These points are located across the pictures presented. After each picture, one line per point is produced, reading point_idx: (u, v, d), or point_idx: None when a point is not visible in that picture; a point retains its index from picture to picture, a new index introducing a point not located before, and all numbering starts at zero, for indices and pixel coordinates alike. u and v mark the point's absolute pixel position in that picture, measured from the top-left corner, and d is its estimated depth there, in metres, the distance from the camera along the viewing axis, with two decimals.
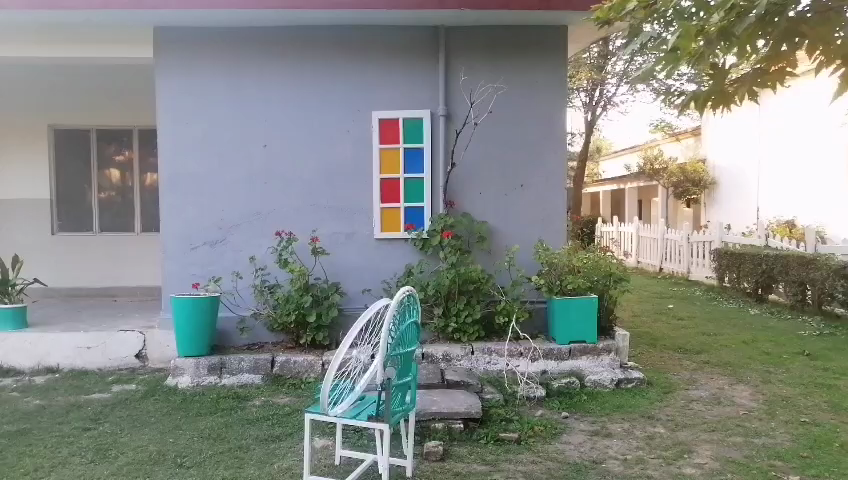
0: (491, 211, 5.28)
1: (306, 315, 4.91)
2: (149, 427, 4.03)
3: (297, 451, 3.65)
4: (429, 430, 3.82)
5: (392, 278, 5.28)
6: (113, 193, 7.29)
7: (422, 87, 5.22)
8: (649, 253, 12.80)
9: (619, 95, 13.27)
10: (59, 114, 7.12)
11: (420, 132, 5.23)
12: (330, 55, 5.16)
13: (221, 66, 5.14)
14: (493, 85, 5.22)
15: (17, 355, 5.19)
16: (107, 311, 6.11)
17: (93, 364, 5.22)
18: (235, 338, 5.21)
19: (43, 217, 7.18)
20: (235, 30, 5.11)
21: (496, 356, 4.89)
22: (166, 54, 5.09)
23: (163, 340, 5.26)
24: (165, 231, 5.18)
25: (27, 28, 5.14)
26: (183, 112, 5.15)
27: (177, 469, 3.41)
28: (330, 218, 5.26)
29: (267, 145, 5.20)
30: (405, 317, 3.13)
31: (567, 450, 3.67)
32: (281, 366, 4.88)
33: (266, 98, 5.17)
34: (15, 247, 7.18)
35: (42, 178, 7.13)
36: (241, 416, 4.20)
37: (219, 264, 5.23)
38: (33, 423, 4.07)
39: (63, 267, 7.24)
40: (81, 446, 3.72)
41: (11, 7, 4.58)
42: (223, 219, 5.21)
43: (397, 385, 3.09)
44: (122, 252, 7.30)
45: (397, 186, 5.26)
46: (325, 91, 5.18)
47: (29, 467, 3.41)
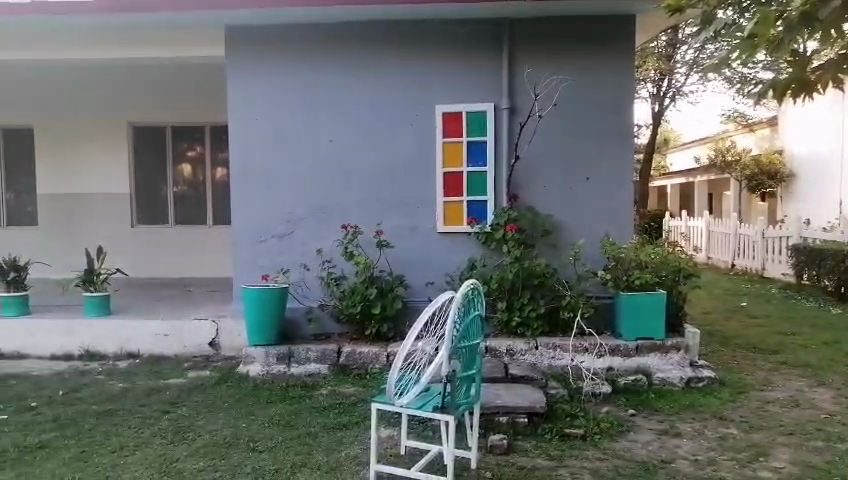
0: (556, 204, 5.22)
1: (371, 307, 5.00)
2: (224, 411, 4.20)
3: (363, 440, 3.73)
4: (493, 424, 3.83)
5: (455, 271, 5.30)
6: (186, 187, 7.61)
7: (486, 80, 5.20)
8: (720, 249, 12.37)
9: (689, 85, 12.86)
10: (137, 112, 7.45)
11: (484, 125, 5.22)
12: (394, 50, 5.21)
13: (288, 63, 5.26)
14: (558, 76, 5.15)
15: (102, 340, 5.51)
16: (183, 300, 6.39)
17: (170, 351, 5.48)
18: (302, 328, 5.34)
19: (124, 210, 7.57)
20: (299, 27, 5.23)
21: (561, 351, 4.85)
22: (238, 52, 5.27)
23: (234, 329, 5.45)
24: (236, 225, 5.37)
25: (107, 32, 5.42)
26: (252, 108, 5.31)
27: (251, 453, 3.54)
28: (394, 212, 5.32)
29: (333, 140, 5.30)
30: (470, 310, 3.15)
31: (634, 449, 3.61)
32: (346, 357, 4.98)
33: (332, 94, 5.27)
34: (98, 239, 7.61)
35: (122, 173, 7.52)
36: (309, 404, 4.32)
37: (287, 256, 5.38)
38: (118, 404, 4.31)
39: (142, 258, 7.63)
40: (161, 427, 3.92)
41: (93, 11, 4.84)
42: (290, 212, 5.35)
43: (462, 377, 3.12)
44: (196, 244, 7.61)
45: (460, 180, 5.27)
46: (388, 86, 5.24)
47: (116, 445, 3.63)
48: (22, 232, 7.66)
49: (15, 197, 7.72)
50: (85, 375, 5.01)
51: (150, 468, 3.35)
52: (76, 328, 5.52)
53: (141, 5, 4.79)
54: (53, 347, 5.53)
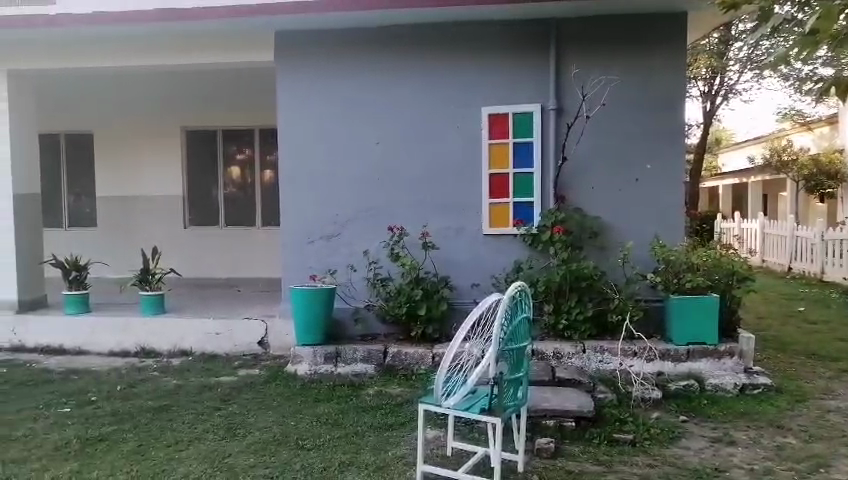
0: (604, 206, 5.15)
1: (416, 308, 5.03)
2: (273, 409, 4.29)
3: (410, 440, 3.75)
4: (540, 427, 3.81)
5: (501, 273, 5.27)
6: (236, 189, 7.79)
7: (533, 81, 5.16)
8: (775, 252, 11.96)
9: (743, 83, 12.52)
10: (190, 116, 7.68)
11: (531, 126, 5.19)
12: (441, 52, 5.22)
13: (333, 68, 5.34)
14: (606, 76, 5.08)
15: (156, 338, 5.69)
16: (233, 300, 6.55)
17: (221, 349, 5.62)
18: (349, 328, 5.40)
19: (177, 211, 7.80)
20: (346, 32, 5.30)
21: (609, 355, 4.78)
22: (287, 57, 5.37)
23: (283, 328, 5.56)
24: (285, 227, 5.47)
25: (162, 41, 5.61)
26: (300, 111, 5.41)
27: (299, 451, 3.60)
28: (441, 213, 5.33)
29: (379, 143, 5.35)
30: (518, 312, 3.13)
31: (686, 456, 3.52)
32: (392, 357, 5.02)
33: (377, 97, 5.32)
34: (153, 240, 7.86)
35: (176, 176, 7.76)
36: (356, 403, 4.37)
37: (335, 258, 5.45)
38: (173, 400, 4.45)
39: (194, 259, 7.84)
40: (213, 424, 4.02)
41: (148, 20, 5.02)
42: (337, 214, 5.42)
43: (510, 380, 3.11)
44: (246, 245, 7.78)
45: (506, 181, 5.24)
46: (434, 88, 5.26)
47: (171, 440, 3.74)
48: (82, 233, 7.98)
49: (77, 199, 8.05)
50: (141, 371, 5.18)
51: (203, 463, 3.44)
52: (132, 326, 5.72)
53: (193, 13, 4.94)
54: (111, 344, 5.75)
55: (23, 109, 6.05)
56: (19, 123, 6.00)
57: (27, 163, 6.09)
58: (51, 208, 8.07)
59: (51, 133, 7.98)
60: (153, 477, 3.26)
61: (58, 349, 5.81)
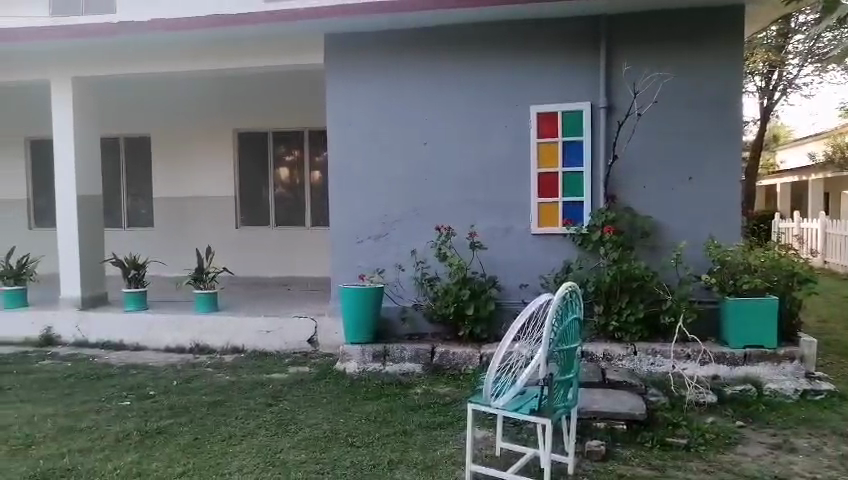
0: (656, 205, 5.04)
1: (464, 307, 5.03)
2: (323, 407, 4.35)
3: (458, 439, 3.75)
4: (590, 429, 3.75)
5: (550, 273, 5.22)
6: (286, 190, 7.95)
7: (582, 78, 5.09)
8: (839, 253, 11.45)
9: (803, 77, 12.05)
10: (242, 119, 7.86)
11: (580, 124, 5.12)
12: (488, 52, 5.21)
13: (381, 70, 5.39)
14: (658, 73, 4.98)
15: (210, 335, 5.85)
16: (284, 298, 6.68)
17: (272, 347, 5.73)
18: (397, 328, 5.44)
19: (230, 212, 8.00)
20: (394, 34, 5.34)
21: (662, 357, 4.68)
22: (336, 60, 5.45)
23: (331, 327, 5.64)
24: (334, 227, 5.55)
25: (215, 46, 5.77)
26: (349, 113, 5.48)
27: (349, 448, 3.64)
28: (489, 212, 5.31)
29: (427, 143, 5.37)
30: (568, 313, 3.09)
31: (744, 463, 3.42)
32: (440, 357, 5.03)
33: (424, 98, 5.34)
34: (207, 240, 8.08)
35: (228, 177, 7.96)
36: (404, 402, 4.39)
37: (383, 257, 5.50)
38: (226, 396, 4.57)
39: (246, 258, 8.03)
40: (265, 419, 4.11)
41: (202, 26, 5.18)
42: (385, 214, 5.47)
43: (560, 381, 3.08)
44: (296, 244, 7.92)
45: (555, 181, 5.19)
46: (482, 87, 5.24)
47: (225, 434, 3.84)
48: (140, 233, 8.26)
49: (134, 201, 8.34)
50: (196, 367, 5.34)
51: (256, 457, 3.52)
52: (187, 324, 5.89)
53: (245, 18, 5.08)
54: (167, 341, 5.93)
55: (87, 114, 6.30)
56: (83, 127, 6.25)
57: (90, 165, 6.34)
58: (111, 209, 8.39)
59: (110, 136, 8.30)
60: (208, 470, 3.36)
61: (118, 345, 6.03)
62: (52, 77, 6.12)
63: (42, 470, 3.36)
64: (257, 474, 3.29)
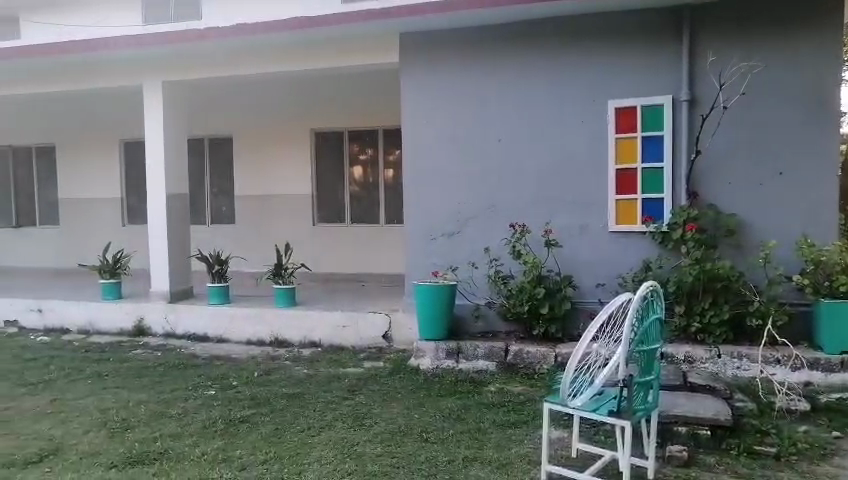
0: (742, 202, 4.82)
1: (538, 306, 4.99)
2: (398, 402, 4.41)
3: (533, 439, 3.72)
4: (671, 433, 3.61)
5: (628, 272, 5.08)
6: (361, 188, 8.12)
7: (664, 71, 4.92)
8: None
9: None
10: (318, 119, 8.06)
11: (661, 119, 4.96)
12: (564, 46, 5.12)
13: (456, 68, 5.39)
14: (747, 63, 4.75)
15: (288, 329, 6.03)
16: (359, 294, 6.81)
17: (348, 342, 5.86)
18: (470, 325, 5.44)
19: (307, 210, 8.23)
20: (469, 31, 5.33)
21: (748, 361, 4.48)
22: (410, 58, 5.51)
23: (405, 323, 5.70)
24: (409, 225, 5.61)
25: (294, 49, 5.92)
26: (423, 111, 5.52)
27: (424, 443, 3.67)
28: (565, 210, 5.22)
29: (502, 140, 5.34)
30: (649, 314, 3.00)
31: (841, 475, 3.22)
32: (514, 355, 4.99)
33: (500, 95, 5.31)
34: (285, 237, 8.34)
35: (306, 176, 8.19)
36: (478, 400, 4.39)
37: (456, 254, 5.51)
38: (304, 388, 4.70)
39: (323, 255, 8.23)
40: (342, 412, 4.20)
41: (282, 30, 5.34)
42: (459, 212, 5.48)
43: (640, 383, 2.99)
44: (370, 241, 8.05)
45: (634, 177, 5.05)
46: (558, 83, 5.16)
47: (304, 426, 3.96)
48: (223, 230, 8.62)
49: (217, 198, 8.71)
50: (276, 360, 5.53)
51: (334, 449, 3.61)
52: (268, 317, 6.10)
53: (324, 21, 5.21)
54: (249, 334, 6.17)
55: (175, 116, 6.63)
56: (173, 130, 6.58)
57: (179, 165, 6.67)
58: (196, 207, 8.79)
59: (197, 138, 8.70)
60: (289, 460, 3.47)
61: (203, 337, 6.32)
62: (144, 82, 6.48)
63: (137, 453, 3.56)
64: (335, 466, 3.38)
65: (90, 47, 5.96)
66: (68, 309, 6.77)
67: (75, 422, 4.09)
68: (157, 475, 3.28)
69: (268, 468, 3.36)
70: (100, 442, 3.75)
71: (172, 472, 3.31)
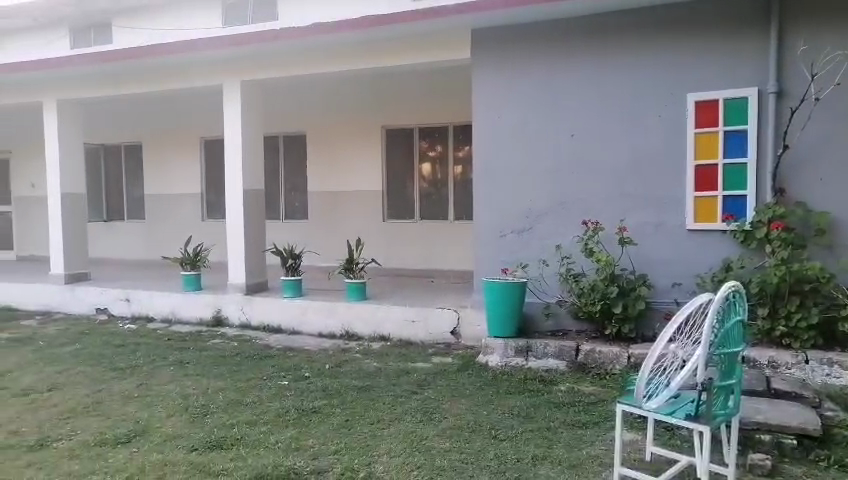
0: (834, 199, 4.55)
1: (611, 306, 4.88)
2: (466, 398, 4.41)
3: (605, 440, 3.64)
4: (753, 441, 3.44)
5: (707, 272, 4.89)
6: (431, 185, 8.15)
7: (748, 62, 4.69)
8: None
9: None
10: (389, 116, 8.15)
11: (745, 112, 4.73)
12: (641, 39, 4.97)
13: (529, 63, 5.33)
14: (842, 51, 4.47)
15: (358, 323, 6.14)
16: (428, 290, 6.85)
17: (417, 337, 5.91)
18: (539, 323, 5.38)
19: (378, 207, 8.34)
20: (542, 24, 5.25)
21: (840, 368, 4.21)
22: (483, 52, 5.48)
23: (473, 320, 5.69)
24: (479, 220, 5.60)
25: (366, 47, 6.00)
26: (495, 105, 5.49)
27: (493, 440, 3.66)
28: (641, 208, 5.08)
29: (575, 135, 5.23)
30: (730, 316, 2.86)
31: None
32: (585, 355, 4.89)
33: (574, 89, 5.21)
34: (356, 233, 8.49)
35: (376, 173, 8.31)
36: (548, 399, 4.33)
37: (527, 252, 5.45)
38: (374, 381, 4.78)
39: (392, 250, 8.32)
40: (411, 406, 4.24)
41: (355, 28, 5.43)
42: (530, 208, 5.41)
43: (721, 387, 2.87)
44: (439, 238, 8.06)
45: (714, 174, 4.84)
46: (636, 77, 5.01)
47: (374, 418, 4.02)
48: (297, 225, 8.86)
49: (291, 194, 8.95)
50: (346, 353, 5.64)
51: (404, 442, 3.65)
52: (339, 310, 6.23)
53: (396, 18, 5.26)
54: (321, 327, 6.32)
55: (253, 115, 6.86)
56: (250, 128, 6.81)
57: (255, 162, 6.90)
58: (272, 203, 9.07)
59: (272, 135, 8.98)
60: (359, 451, 3.53)
61: (277, 328, 6.52)
62: (224, 82, 6.73)
63: (217, 438, 3.71)
64: (404, 459, 3.41)
65: (174, 49, 6.25)
66: (153, 299, 7.14)
67: (160, 406, 4.31)
68: (234, 460, 3.42)
69: (339, 458, 3.43)
70: (182, 426, 3.94)
71: (248, 458, 3.44)
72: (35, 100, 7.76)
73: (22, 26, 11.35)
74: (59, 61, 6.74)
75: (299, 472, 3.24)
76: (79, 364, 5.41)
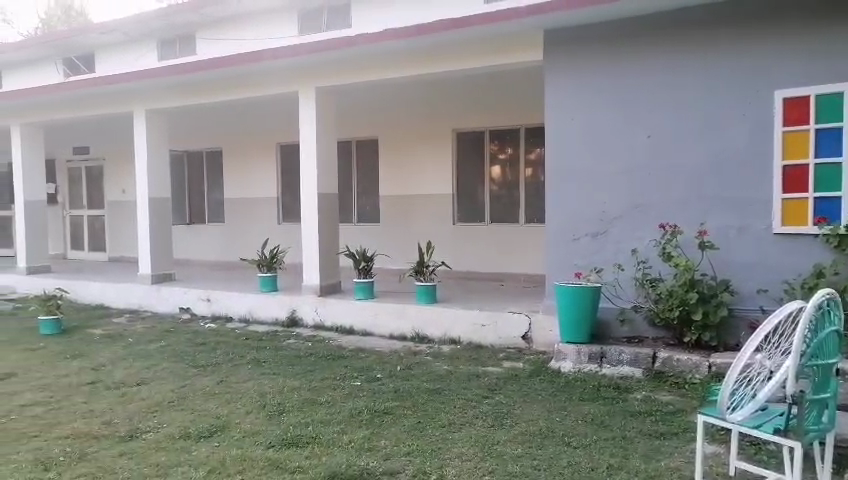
0: None
1: (691, 312, 4.70)
2: (538, 403, 4.35)
3: (685, 452, 3.50)
4: None
5: (795, 278, 4.63)
6: (501, 188, 8.10)
7: (840, 55, 4.41)
8: None
9: None
10: (460, 120, 8.16)
11: (840, 108, 4.44)
12: (720, 35, 4.77)
13: (602, 63, 5.21)
14: None
15: (429, 325, 6.18)
16: (498, 294, 6.81)
17: (487, 341, 5.88)
18: (614, 329, 5.24)
19: (448, 210, 8.36)
20: (617, 23, 5.12)
21: None
22: (555, 53, 5.41)
23: (545, 325, 5.59)
24: (551, 223, 5.51)
25: (436, 52, 6.04)
26: (567, 107, 5.40)
27: (565, 448, 3.59)
28: (723, 210, 4.86)
29: (651, 135, 5.08)
30: (823, 325, 2.69)
31: None
32: (663, 362, 4.75)
33: (650, 88, 5.05)
34: (427, 236, 8.54)
35: (447, 177, 8.33)
36: (624, 407, 4.21)
37: (601, 256, 5.32)
38: (445, 384, 4.79)
39: (463, 253, 8.32)
40: (483, 410, 4.23)
41: (426, 33, 5.48)
42: (604, 210, 5.29)
43: (814, 400, 2.71)
44: (509, 241, 7.99)
45: (805, 174, 4.60)
46: (716, 74, 4.82)
47: (446, 421, 4.03)
48: (369, 228, 9.00)
49: (363, 198, 9.10)
50: (417, 355, 5.68)
51: (476, 446, 3.63)
52: (410, 312, 6.29)
53: (465, 23, 5.27)
54: (392, 328, 6.39)
55: (326, 121, 7.02)
56: (324, 134, 6.98)
57: (329, 166, 7.07)
58: (345, 207, 9.25)
59: (346, 141, 9.17)
60: (431, 453, 3.54)
61: (349, 329, 6.63)
62: (300, 90, 6.94)
63: (292, 435, 3.82)
64: (475, 463, 3.40)
65: (252, 59, 6.49)
66: (232, 299, 7.42)
67: (238, 403, 4.48)
68: (310, 457, 3.50)
69: (411, 460, 3.46)
70: (259, 423, 4.07)
71: (324, 456, 3.52)
72: (126, 110, 8.23)
73: (114, 40, 12.07)
74: (148, 73, 7.12)
75: (371, 472, 3.28)
76: (164, 361, 5.69)
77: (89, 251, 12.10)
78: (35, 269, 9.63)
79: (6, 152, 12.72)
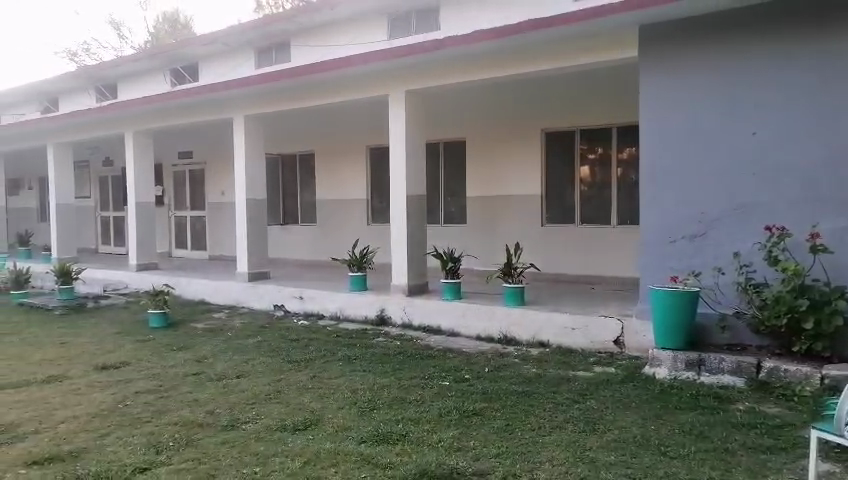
0: None
1: (800, 320, 4.41)
2: (632, 410, 4.20)
3: (794, 469, 3.29)
4: None
5: None
6: (591, 189, 7.91)
7: None
8: None
9: None
10: (549, 119, 8.04)
11: None
12: (834, 24, 4.45)
13: (703, 58, 4.97)
14: None
15: (516, 328, 6.12)
16: (589, 297, 6.65)
17: (577, 345, 5.76)
18: (714, 336, 5.00)
19: (536, 211, 8.26)
20: (716, 16, 4.89)
21: None
22: (652, 51, 5.22)
23: (639, 329, 5.41)
24: (646, 225, 5.32)
25: (525, 52, 5.98)
26: (664, 105, 5.20)
27: (662, 457, 3.46)
28: (838, 211, 4.54)
29: (757, 133, 4.81)
30: None
31: None
32: (768, 373, 4.49)
33: (756, 83, 4.78)
34: (514, 237, 8.47)
35: (535, 177, 8.23)
36: (725, 418, 4.00)
37: (700, 259, 5.09)
38: (534, 388, 4.72)
39: (551, 256, 8.19)
40: (574, 415, 4.14)
41: (514, 32, 5.42)
42: (704, 212, 5.05)
43: None
44: (600, 243, 7.78)
45: None
46: (832, 68, 4.50)
47: (535, 425, 3.98)
48: (456, 229, 9.04)
49: (450, 199, 9.15)
50: (504, 357, 5.64)
51: (566, 451, 3.56)
52: (497, 314, 6.26)
53: (555, 20, 5.17)
54: (479, 329, 6.38)
55: (415, 124, 7.10)
56: (413, 136, 7.07)
57: (419, 167, 7.16)
58: (432, 208, 9.32)
59: (434, 142, 9.24)
60: (520, 456, 3.51)
61: (436, 329, 6.68)
62: (390, 94, 7.06)
63: (383, 432, 3.88)
64: (566, 468, 3.34)
65: (344, 64, 6.67)
66: (323, 298, 7.65)
67: (331, 399, 4.61)
68: (399, 454, 3.55)
69: (500, 462, 3.44)
70: (351, 419, 4.18)
71: (413, 454, 3.56)
72: (227, 116, 8.67)
73: (216, 49, 12.73)
74: (246, 80, 7.48)
75: (461, 472, 3.29)
76: (260, 355, 5.95)
77: (191, 250, 12.84)
78: (144, 265, 10.32)
79: (120, 157, 13.70)
